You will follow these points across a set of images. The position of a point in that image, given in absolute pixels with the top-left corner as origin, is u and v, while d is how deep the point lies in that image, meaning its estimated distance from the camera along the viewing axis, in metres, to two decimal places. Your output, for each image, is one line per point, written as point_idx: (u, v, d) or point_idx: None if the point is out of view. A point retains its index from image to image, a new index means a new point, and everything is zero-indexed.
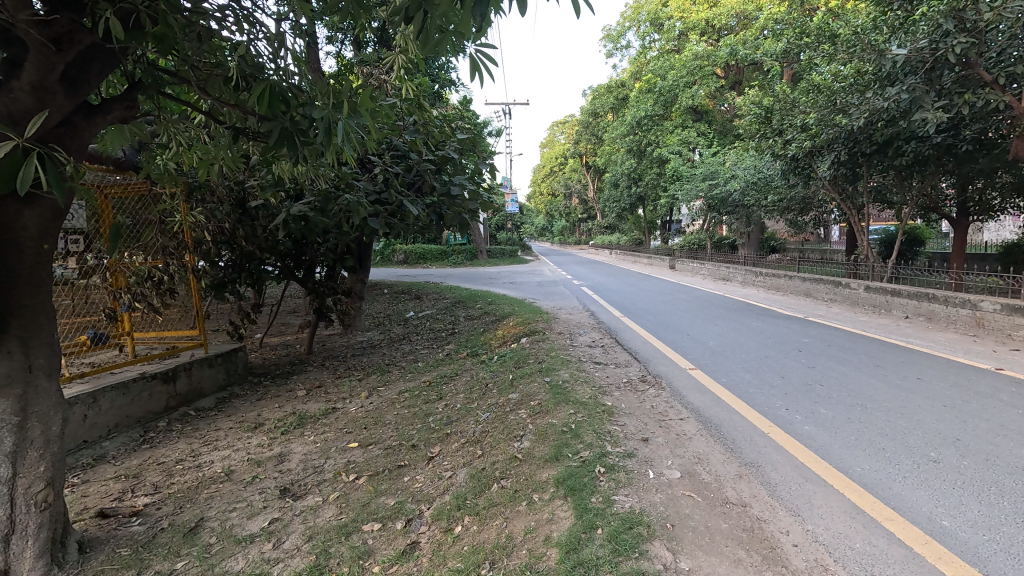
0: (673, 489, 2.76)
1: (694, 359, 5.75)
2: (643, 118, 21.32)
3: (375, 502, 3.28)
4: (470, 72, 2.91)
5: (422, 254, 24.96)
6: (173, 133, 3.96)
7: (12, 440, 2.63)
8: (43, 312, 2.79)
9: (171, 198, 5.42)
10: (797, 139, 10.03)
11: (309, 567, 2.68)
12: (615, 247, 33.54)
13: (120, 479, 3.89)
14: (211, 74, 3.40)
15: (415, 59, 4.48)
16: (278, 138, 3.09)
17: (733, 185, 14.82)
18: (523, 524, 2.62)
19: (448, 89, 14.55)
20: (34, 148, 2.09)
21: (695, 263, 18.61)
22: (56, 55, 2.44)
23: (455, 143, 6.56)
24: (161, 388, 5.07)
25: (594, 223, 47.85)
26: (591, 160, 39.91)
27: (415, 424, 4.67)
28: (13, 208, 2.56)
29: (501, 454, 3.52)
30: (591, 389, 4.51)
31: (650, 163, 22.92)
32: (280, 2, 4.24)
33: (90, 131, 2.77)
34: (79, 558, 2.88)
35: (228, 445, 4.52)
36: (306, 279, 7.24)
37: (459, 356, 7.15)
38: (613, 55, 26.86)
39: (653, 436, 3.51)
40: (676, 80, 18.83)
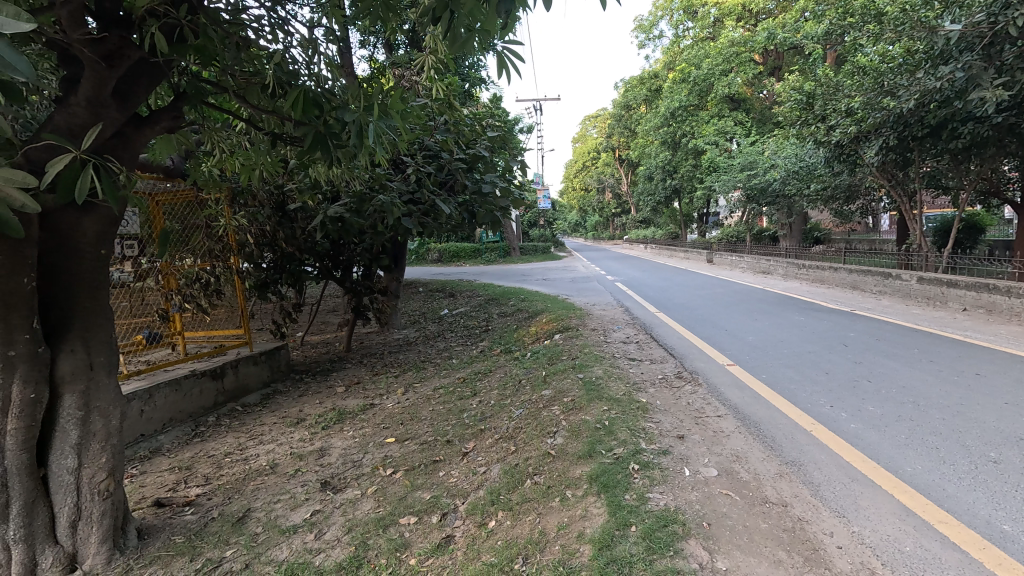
0: (709, 488, 2.70)
1: (731, 355, 5.61)
2: (677, 109, 20.84)
3: (411, 496, 3.35)
4: (498, 70, 2.99)
5: (455, 253, 25.19)
6: (216, 141, 4.14)
7: (77, 433, 2.82)
8: (103, 313, 2.99)
9: (217, 204, 5.67)
10: (841, 125, 9.58)
11: (349, 558, 2.76)
12: (650, 242, 32.95)
13: (174, 470, 4.11)
14: (250, 82, 3.54)
15: (445, 59, 4.52)
16: (312, 142, 3.18)
17: (773, 174, 14.30)
18: (556, 520, 2.62)
19: (477, 88, 14.65)
20: (90, 159, 2.22)
21: (733, 256, 18.09)
22: (107, 71, 2.58)
23: (486, 141, 6.59)
24: (210, 385, 5.32)
25: (628, 217, 47.17)
26: (624, 154, 39.31)
27: (450, 420, 4.74)
28: (73, 216, 2.77)
29: (534, 450, 3.52)
30: (626, 385, 4.46)
31: (686, 155, 22.39)
32: (314, 9, 4.36)
33: (140, 141, 2.92)
34: (138, 544, 3.07)
35: (273, 439, 4.70)
36: (343, 278, 7.44)
37: (493, 352, 7.20)
38: (645, 46, 26.33)
39: (688, 433, 3.44)
40: (711, 68, 18.28)
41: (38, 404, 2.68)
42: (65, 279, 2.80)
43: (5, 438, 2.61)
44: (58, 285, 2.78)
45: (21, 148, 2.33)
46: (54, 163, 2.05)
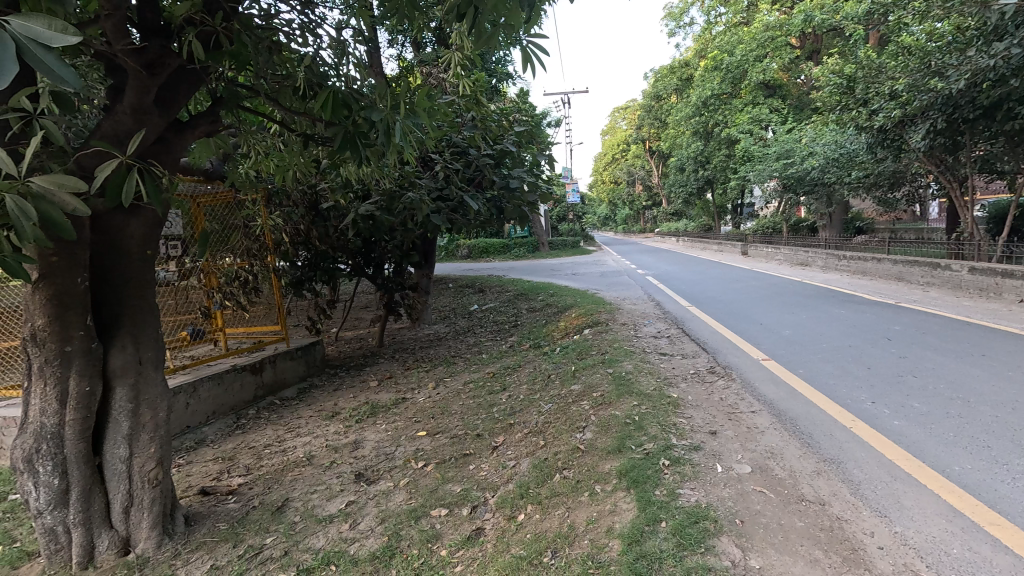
0: (743, 484, 2.65)
1: (766, 350, 5.46)
2: (710, 97, 20.28)
3: (442, 488, 3.41)
4: (523, 64, 3.02)
5: (485, 249, 25.32)
6: (253, 143, 4.28)
7: (128, 424, 2.98)
8: (151, 310, 3.14)
9: (254, 205, 5.87)
10: (884, 108, 9.14)
11: (382, 548, 2.83)
12: (682, 234, 32.30)
13: (218, 461, 4.30)
14: (281, 85, 3.64)
15: (472, 56, 4.54)
16: (341, 142, 3.26)
17: (811, 162, 13.79)
18: (585, 514, 2.62)
19: (505, 83, 14.65)
20: (134, 164, 2.32)
21: (769, 247, 17.56)
22: (150, 79, 2.69)
23: (513, 136, 6.58)
24: (250, 379, 5.53)
25: (659, 210, 46.36)
26: (655, 146, 38.58)
27: (480, 414, 4.79)
28: (121, 218, 2.92)
29: (563, 445, 3.52)
30: (656, 380, 4.40)
31: (719, 145, 21.81)
32: (343, 10, 4.44)
33: (181, 145, 3.05)
34: (185, 530, 3.22)
35: (309, 431, 4.85)
36: (375, 275, 7.57)
37: (522, 347, 7.22)
38: (676, 34, 25.72)
39: (721, 429, 3.37)
40: (745, 54, 17.72)
41: (92, 397, 2.87)
42: (116, 279, 2.96)
43: (65, 428, 2.81)
44: (109, 283, 2.95)
45: (73, 155, 2.47)
46: (102, 168, 2.17)
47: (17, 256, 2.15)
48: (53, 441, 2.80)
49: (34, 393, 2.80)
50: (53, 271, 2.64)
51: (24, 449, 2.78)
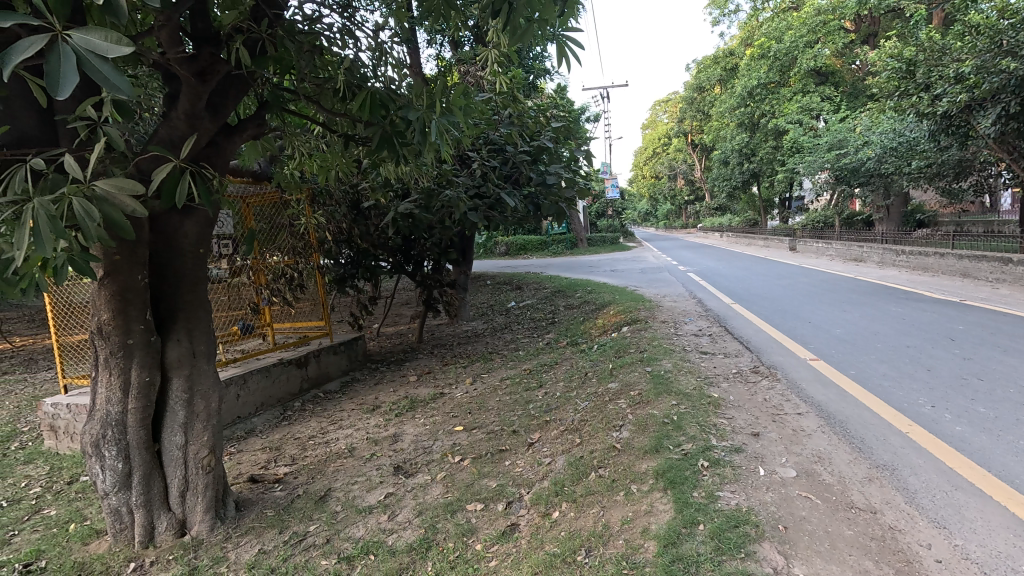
0: (787, 489, 2.54)
1: (815, 349, 5.23)
2: (756, 87, 19.50)
3: (478, 483, 3.44)
4: (557, 59, 3.04)
5: (522, 245, 25.37)
6: (297, 145, 4.45)
7: (184, 413, 3.16)
8: (204, 307, 3.31)
9: (298, 204, 6.11)
10: (948, 93, 8.54)
11: (419, 540, 2.88)
12: (726, 230, 31.28)
13: (266, 450, 4.50)
14: (322, 88, 3.74)
15: (508, 53, 4.55)
16: (380, 141, 3.34)
17: (867, 152, 13.04)
18: (620, 514, 2.59)
19: (542, 79, 14.56)
20: (187, 166, 2.48)
21: (820, 242, 16.77)
22: (201, 86, 2.83)
23: (550, 132, 6.55)
24: (296, 372, 5.75)
25: (702, 205, 45.14)
26: (698, 139, 37.53)
27: (516, 410, 4.80)
28: (176, 219, 3.10)
29: (599, 443, 3.49)
30: (696, 379, 4.28)
31: (765, 136, 20.98)
32: (382, 12, 4.52)
33: (230, 148, 3.19)
34: (236, 515, 3.39)
35: (351, 424, 5.00)
36: (415, 272, 7.71)
37: (559, 344, 7.19)
38: (720, 23, 24.88)
39: (765, 431, 3.25)
40: (795, 41, 16.92)
41: (152, 386, 3.06)
42: (172, 277, 3.15)
43: (128, 415, 3.02)
44: (166, 281, 3.13)
45: (132, 160, 2.63)
46: (158, 172, 2.32)
47: (85, 255, 2.33)
48: (116, 427, 3.00)
49: (100, 382, 3.02)
50: (116, 269, 2.83)
51: (92, 435, 3.00)
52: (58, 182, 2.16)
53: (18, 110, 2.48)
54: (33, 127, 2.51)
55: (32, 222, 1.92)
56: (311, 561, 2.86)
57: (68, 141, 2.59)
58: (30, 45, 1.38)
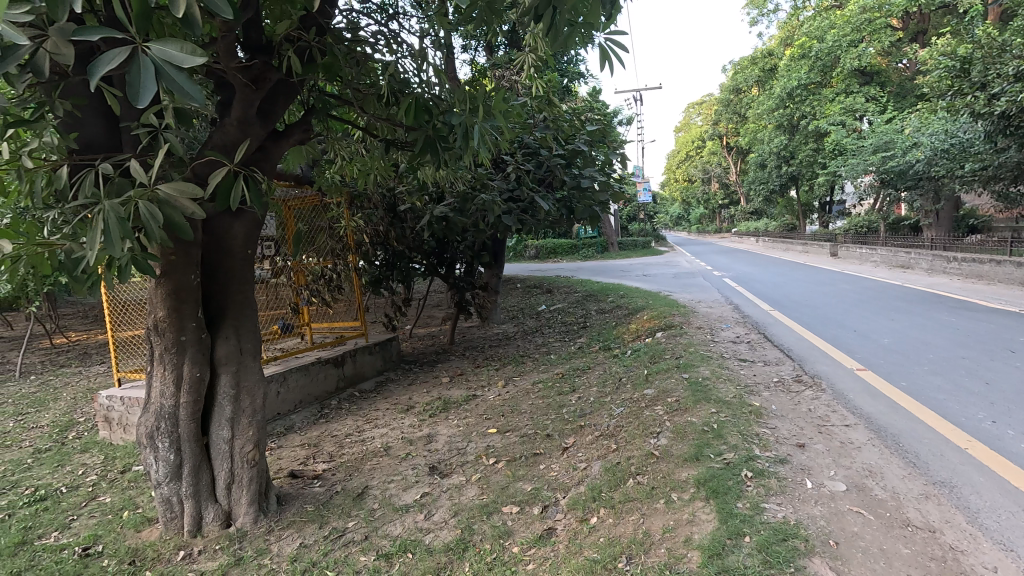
0: (836, 503, 2.46)
1: (861, 359, 5.02)
2: (795, 88, 18.94)
3: (513, 486, 3.44)
4: (600, 62, 3.04)
5: (553, 249, 25.31)
6: (339, 149, 4.57)
7: (231, 408, 3.28)
8: (250, 306, 3.42)
9: (337, 207, 6.26)
10: (1007, 92, 8.09)
11: (456, 540, 2.91)
12: (763, 234, 30.45)
13: (305, 446, 4.62)
14: (366, 94, 3.83)
15: (545, 56, 4.56)
16: (422, 145, 3.40)
17: (915, 155, 12.50)
18: (661, 522, 2.56)
19: (575, 82, 14.50)
20: (240, 170, 2.58)
21: (864, 248, 16.13)
22: (253, 93, 2.94)
23: (585, 135, 6.52)
24: (333, 371, 5.90)
25: (736, 209, 44.07)
26: (733, 141, 36.70)
27: (549, 414, 4.79)
28: (227, 221, 3.22)
29: (636, 450, 3.44)
30: (736, 387, 4.17)
31: (805, 138, 20.34)
32: (422, 19, 4.59)
33: (278, 153, 3.30)
34: (277, 509, 3.48)
35: (386, 424, 5.08)
36: (448, 274, 7.79)
37: (591, 349, 7.13)
38: (759, 22, 24.29)
39: (811, 442, 3.15)
40: (838, 40, 16.36)
41: (202, 381, 3.19)
42: (221, 276, 3.27)
43: (179, 409, 3.15)
44: (216, 280, 3.26)
45: (189, 165, 2.75)
46: (214, 176, 2.43)
47: (147, 255, 2.45)
48: (169, 420, 3.14)
49: (155, 376, 3.16)
50: (172, 268, 2.96)
51: (147, 426, 3.14)
52: (124, 186, 2.29)
53: (90, 119, 2.62)
54: (101, 135, 2.65)
55: (102, 223, 2.03)
56: (351, 557, 2.92)
57: (130, 147, 2.68)
58: (112, 57, 1.46)
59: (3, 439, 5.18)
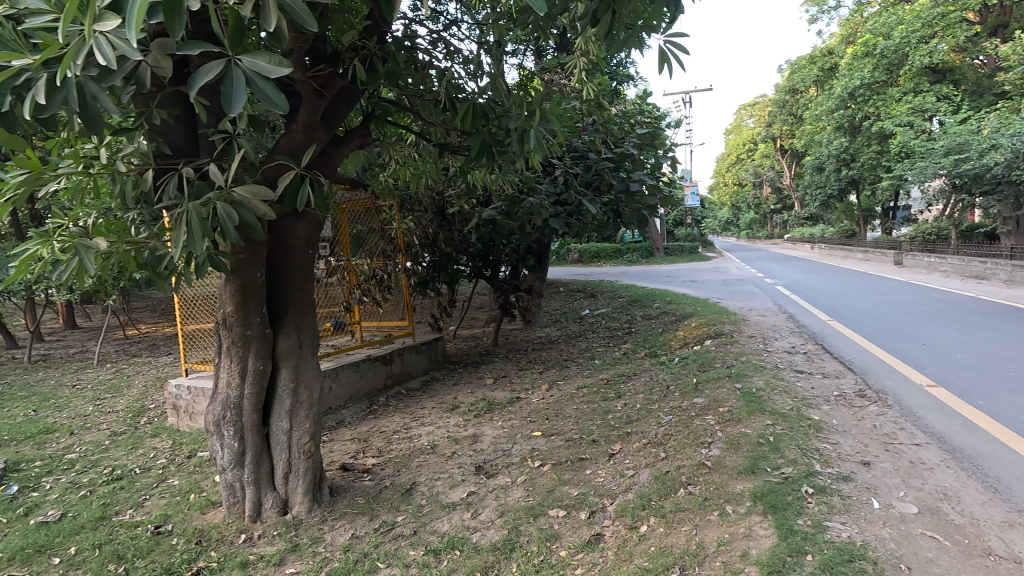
0: (908, 526, 2.33)
1: (932, 375, 4.71)
2: (858, 88, 18.03)
3: (559, 490, 3.44)
4: (658, 65, 3.03)
5: (596, 253, 25.13)
6: (393, 153, 4.71)
7: (290, 400, 3.42)
8: (309, 303, 3.57)
9: (390, 210, 6.46)
10: None
11: (503, 540, 2.93)
12: (818, 241, 29.05)
13: (355, 441, 4.77)
14: (422, 100, 3.94)
15: (597, 59, 4.54)
16: (478, 150, 3.48)
17: (993, 157, 11.65)
18: (715, 534, 2.50)
19: (624, 85, 14.34)
20: (306, 174, 2.72)
21: (932, 256, 15.15)
22: (319, 100, 3.07)
23: (635, 138, 6.47)
24: (381, 368, 6.07)
25: (790, 214, 42.26)
26: (787, 143, 35.27)
27: (595, 419, 4.75)
28: (291, 222, 3.39)
29: (687, 459, 3.36)
30: (793, 400, 4.00)
31: (868, 140, 19.31)
32: (477, 25, 4.66)
33: (338, 157, 3.44)
34: (330, 500, 3.61)
35: (432, 422, 5.18)
36: (493, 277, 7.85)
37: (637, 355, 7.03)
38: (818, 20, 23.27)
39: (877, 460, 2.99)
40: (906, 36, 15.50)
41: (265, 374, 3.35)
42: (283, 275, 3.44)
43: (244, 399, 3.32)
44: (279, 278, 3.42)
45: (259, 168, 2.91)
46: (284, 180, 2.58)
47: (222, 253, 2.62)
48: (234, 409, 3.32)
49: (222, 368, 3.35)
50: (240, 266, 3.14)
51: (214, 415, 3.34)
52: (203, 188, 2.47)
53: (174, 126, 2.83)
54: (181, 142, 2.85)
55: (186, 224, 2.22)
56: (400, 550, 3.00)
57: (208, 153, 2.87)
58: (209, 70, 1.62)
59: (84, 421, 5.62)
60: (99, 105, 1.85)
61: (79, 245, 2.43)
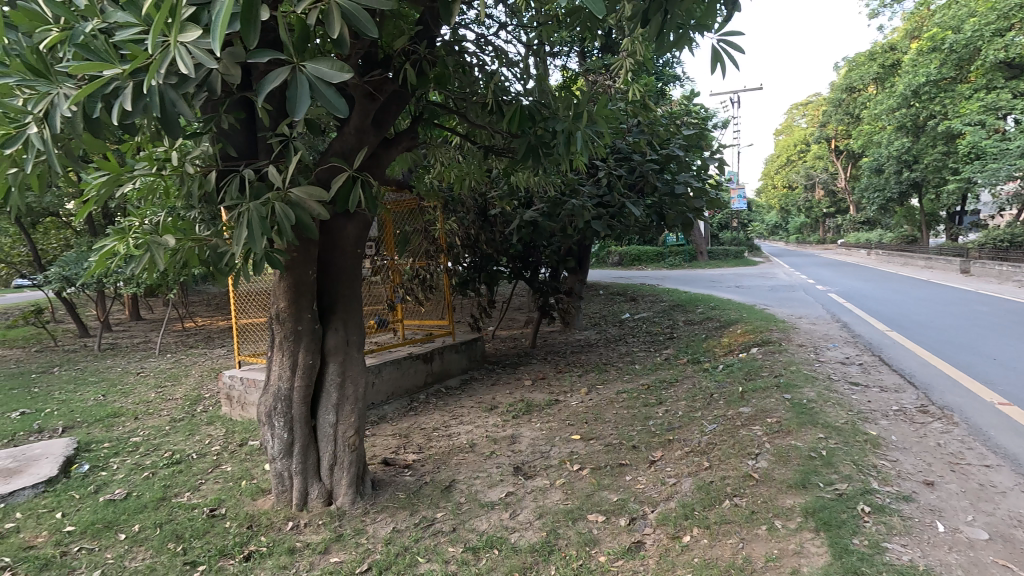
0: (977, 553, 2.19)
1: (1003, 392, 4.39)
2: (922, 85, 17.03)
3: (598, 494, 3.40)
4: (710, 65, 2.98)
5: (637, 256, 24.74)
6: (439, 155, 4.79)
7: (337, 394, 3.53)
8: (357, 301, 3.67)
9: (433, 212, 6.58)
10: None
11: (541, 542, 2.93)
12: (875, 247, 27.54)
13: (396, 436, 4.87)
14: (469, 102, 3.99)
15: (645, 60, 4.48)
16: (524, 152, 3.50)
17: None
18: (763, 549, 2.43)
19: (670, 85, 14.08)
20: (357, 175, 2.81)
21: (1004, 265, 14.10)
22: (370, 104, 3.17)
23: (681, 139, 6.35)
24: (422, 366, 6.18)
25: (844, 218, 40.26)
26: (843, 144, 33.67)
27: (635, 425, 4.67)
28: (342, 222, 3.51)
29: (732, 470, 3.26)
30: (848, 413, 3.82)
31: (933, 140, 18.19)
32: (524, 27, 4.69)
33: (387, 159, 3.53)
34: (373, 493, 3.69)
35: (470, 421, 5.24)
36: (533, 278, 7.85)
37: (679, 361, 6.88)
38: (879, 14, 22.14)
39: (941, 481, 2.81)
40: (978, 30, 14.52)
41: (314, 368, 3.47)
42: (333, 272, 3.56)
43: (294, 391, 3.45)
44: (329, 275, 3.55)
45: (313, 170, 3.03)
46: (337, 181, 2.68)
47: (279, 251, 2.74)
48: (284, 402, 3.45)
49: (274, 361, 3.49)
50: (294, 264, 3.27)
51: (266, 406, 3.48)
52: (263, 189, 2.59)
53: (237, 130, 2.98)
54: (241, 145, 2.99)
55: (248, 222, 2.33)
56: (440, 546, 3.05)
57: (265, 156, 3.01)
58: (277, 77, 1.72)
59: (148, 407, 5.98)
60: (178, 111, 1.99)
61: (150, 242, 2.59)
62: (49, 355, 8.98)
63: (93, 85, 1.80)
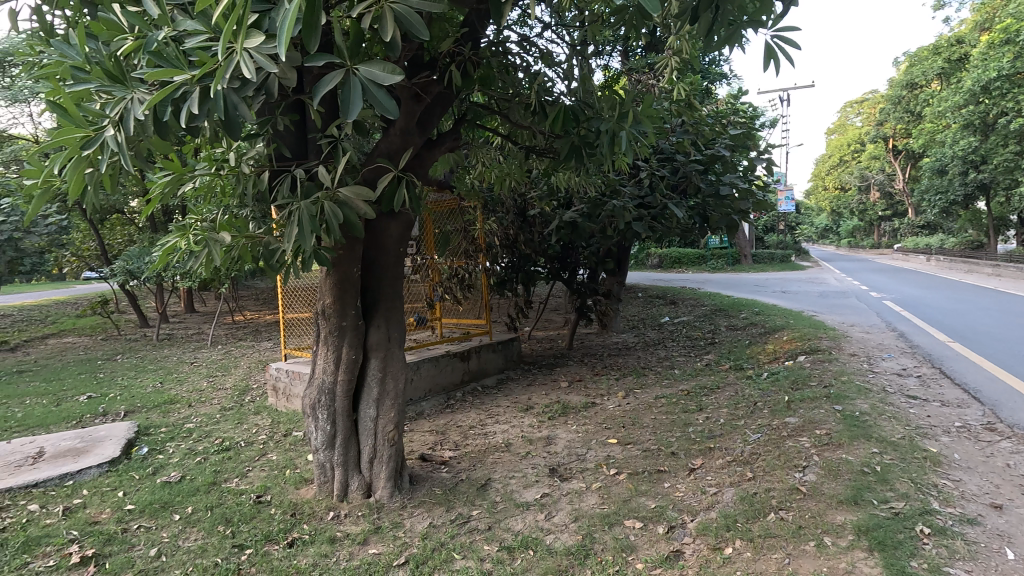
0: None
1: None
2: (993, 80, 15.97)
3: (635, 500, 3.35)
4: (763, 61, 2.90)
5: (677, 258, 24.20)
6: (480, 156, 4.82)
7: (378, 389, 3.61)
8: (398, 298, 3.74)
9: (473, 211, 6.64)
10: None
11: (577, 545, 2.90)
12: (935, 252, 25.92)
13: (432, 433, 4.94)
14: (512, 103, 4.00)
15: (692, 57, 4.38)
16: (567, 152, 3.49)
17: None
18: (812, 566, 2.34)
19: (716, 83, 13.73)
20: (403, 175, 2.86)
21: None
22: (416, 105, 3.24)
23: (727, 139, 6.19)
24: (459, 364, 6.24)
25: (901, 221, 38.10)
26: (901, 143, 31.91)
27: (674, 431, 4.57)
28: (386, 221, 3.58)
29: (778, 482, 3.14)
30: (905, 427, 3.62)
31: (1003, 139, 17.01)
32: (568, 27, 4.67)
33: (431, 159, 3.58)
34: (410, 488, 3.76)
35: (506, 420, 5.25)
36: (570, 279, 7.80)
37: (720, 367, 6.68)
38: (945, 6, 20.91)
39: (1010, 504, 2.63)
40: None
41: (356, 363, 3.57)
42: (376, 270, 3.64)
43: (337, 385, 3.55)
44: (372, 273, 3.63)
45: (360, 170, 3.12)
46: (383, 182, 2.74)
47: (326, 248, 2.82)
48: (328, 395, 3.55)
49: (319, 355, 3.60)
50: (340, 261, 3.37)
51: (311, 398, 3.60)
52: (312, 189, 2.67)
53: (290, 131, 3.10)
54: (294, 145, 3.12)
55: (298, 221, 2.42)
56: (476, 543, 3.07)
57: (315, 156, 3.12)
58: (331, 79, 1.78)
59: (200, 395, 6.28)
60: (239, 114, 2.07)
61: (208, 238, 2.73)
62: (113, 343, 9.57)
63: (164, 90, 1.91)
